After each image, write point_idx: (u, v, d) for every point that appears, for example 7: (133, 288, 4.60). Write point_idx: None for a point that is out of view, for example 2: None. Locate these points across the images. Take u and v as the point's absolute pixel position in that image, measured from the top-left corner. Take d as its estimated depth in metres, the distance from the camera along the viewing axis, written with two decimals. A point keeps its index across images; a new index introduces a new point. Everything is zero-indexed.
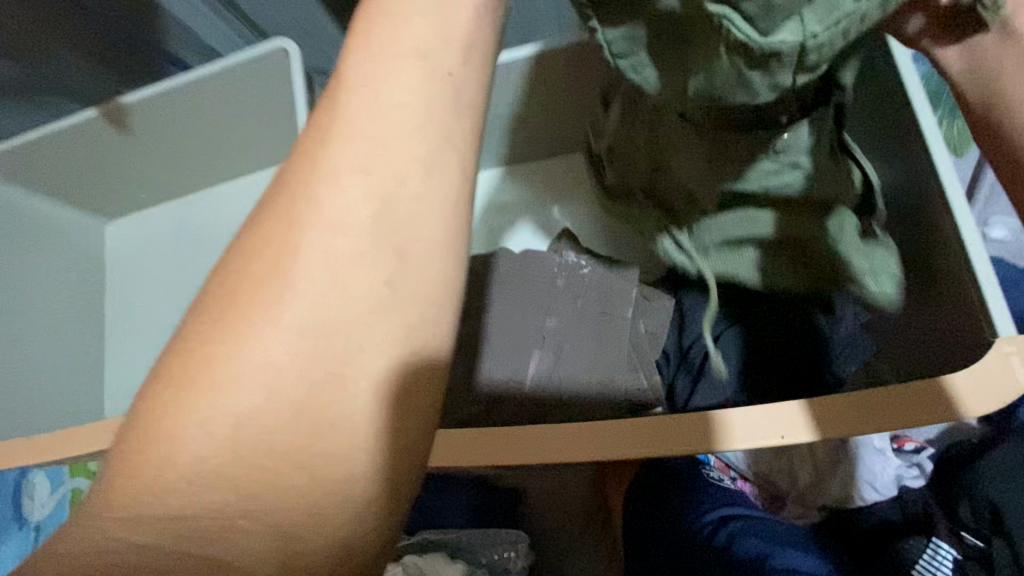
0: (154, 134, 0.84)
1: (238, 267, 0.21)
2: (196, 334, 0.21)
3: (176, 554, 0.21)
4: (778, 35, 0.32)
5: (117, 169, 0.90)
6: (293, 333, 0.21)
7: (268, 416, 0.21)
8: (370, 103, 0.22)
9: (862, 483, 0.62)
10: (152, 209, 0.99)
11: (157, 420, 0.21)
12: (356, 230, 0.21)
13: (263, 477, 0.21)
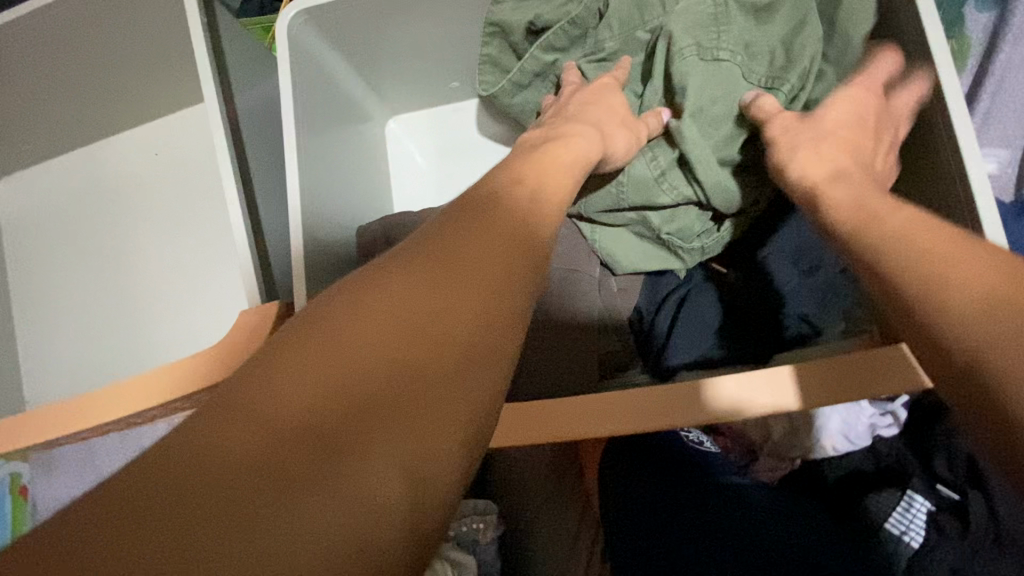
0: (19, 77, 0.68)
1: (417, 254, 0.32)
2: (384, 282, 0.30)
3: (319, 422, 0.25)
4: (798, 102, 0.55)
5: None
6: (453, 298, 0.30)
7: (427, 341, 0.28)
8: (505, 201, 0.37)
9: (837, 437, 0.60)
10: (42, 165, 0.84)
11: (348, 321, 0.28)
12: (476, 258, 0.32)
13: (400, 400, 0.26)
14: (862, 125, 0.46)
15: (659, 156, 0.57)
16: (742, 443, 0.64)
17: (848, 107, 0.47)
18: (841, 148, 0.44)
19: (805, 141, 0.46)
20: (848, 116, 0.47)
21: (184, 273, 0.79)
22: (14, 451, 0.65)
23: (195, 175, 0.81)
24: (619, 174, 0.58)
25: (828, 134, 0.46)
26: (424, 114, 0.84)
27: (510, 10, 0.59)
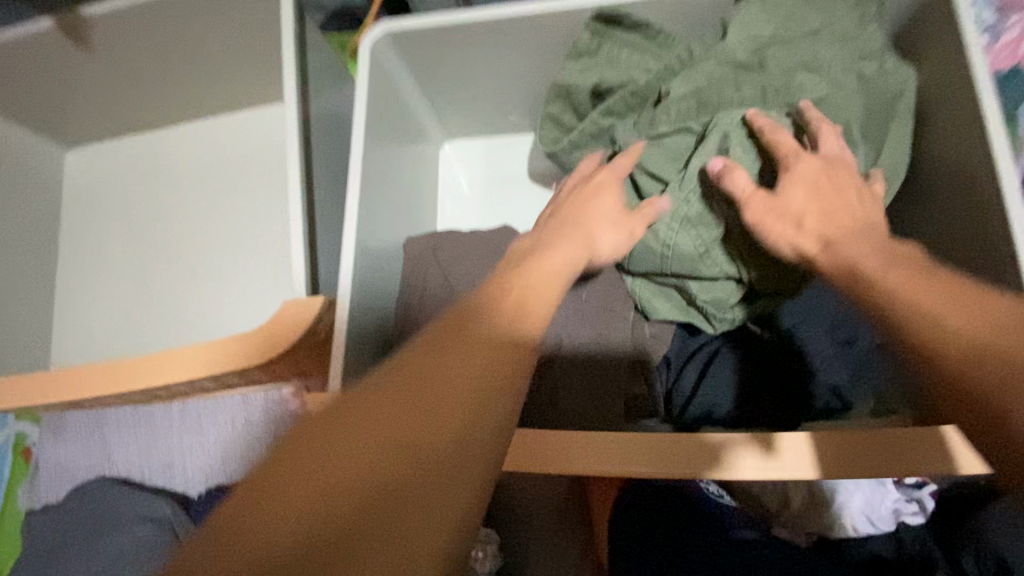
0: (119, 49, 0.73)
1: (421, 349, 0.33)
2: (385, 379, 0.32)
3: (321, 526, 0.26)
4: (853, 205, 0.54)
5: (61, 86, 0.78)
6: (450, 391, 0.31)
7: (421, 438, 0.30)
8: (507, 299, 0.38)
9: (854, 514, 0.59)
10: (114, 140, 0.90)
11: (353, 416, 0.30)
12: (472, 351, 0.33)
13: (388, 509, 0.27)
14: (826, 199, 0.47)
15: (705, 230, 0.54)
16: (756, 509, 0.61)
17: (807, 179, 0.48)
18: (815, 219, 0.46)
19: (780, 218, 0.48)
20: (808, 195, 0.47)
21: (222, 258, 0.81)
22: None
23: (254, 168, 0.84)
24: (665, 241, 0.54)
25: (793, 207, 0.47)
26: (480, 145, 0.86)
27: (576, 74, 0.63)
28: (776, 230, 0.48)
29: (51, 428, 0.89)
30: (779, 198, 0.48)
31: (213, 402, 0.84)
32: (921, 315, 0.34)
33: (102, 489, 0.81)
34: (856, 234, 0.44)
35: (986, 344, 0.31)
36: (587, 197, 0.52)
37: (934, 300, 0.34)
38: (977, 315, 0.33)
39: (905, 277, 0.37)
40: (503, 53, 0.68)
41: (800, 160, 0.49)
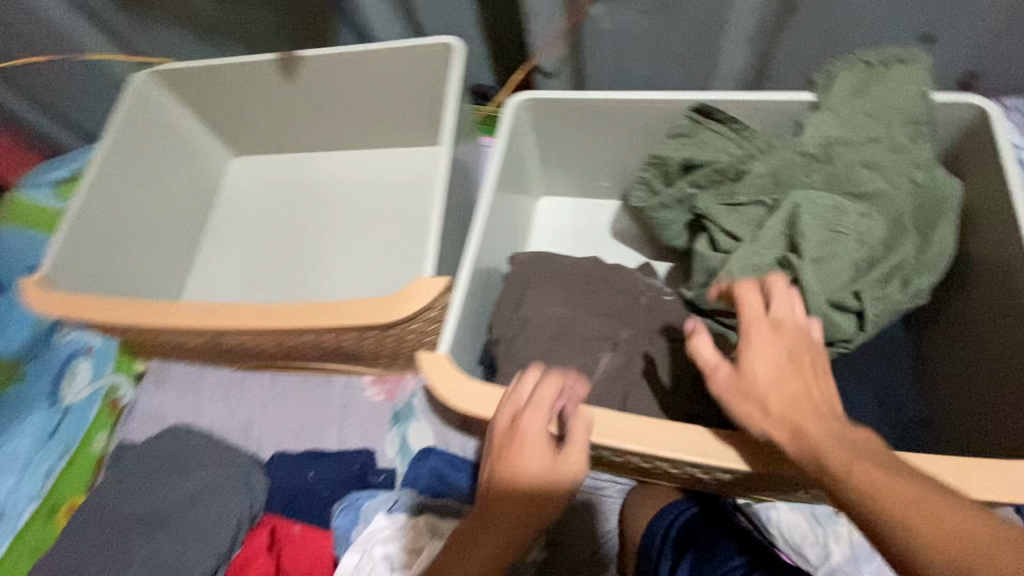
0: (311, 87, 0.96)
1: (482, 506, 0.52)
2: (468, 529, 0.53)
3: None
4: (901, 280, 0.64)
5: (257, 108, 1.02)
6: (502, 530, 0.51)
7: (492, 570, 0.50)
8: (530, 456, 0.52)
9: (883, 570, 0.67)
10: (276, 156, 1.11)
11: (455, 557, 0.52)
12: (517, 499, 0.51)
13: None
14: (787, 380, 0.50)
15: (771, 278, 0.64)
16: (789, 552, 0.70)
17: (768, 359, 0.52)
18: (780, 401, 0.50)
19: (748, 398, 0.51)
20: (770, 373, 0.51)
21: (350, 263, 0.99)
22: (138, 330, 0.77)
23: (384, 197, 1.03)
24: (735, 282, 0.64)
25: (759, 389, 0.51)
26: (571, 205, 1.00)
27: (670, 149, 0.76)
28: (745, 411, 0.51)
29: (156, 376, 1.01)
30: (745, 379, 0.52)
31: (300, 378, 0.95)
32: (892, 538, 0.38)
33: (185, 433, 0.88)
34: (818, 419, 0.47)
35: (931, 543, 0.36)
36: (537, 411, 0.54)
37: (899, 517, 0.38)
38: (928, 514, 0.37)
39: (868, 472, 0.41)
40: (614, 128, 0.83)
41: (760, 338, 0.53)
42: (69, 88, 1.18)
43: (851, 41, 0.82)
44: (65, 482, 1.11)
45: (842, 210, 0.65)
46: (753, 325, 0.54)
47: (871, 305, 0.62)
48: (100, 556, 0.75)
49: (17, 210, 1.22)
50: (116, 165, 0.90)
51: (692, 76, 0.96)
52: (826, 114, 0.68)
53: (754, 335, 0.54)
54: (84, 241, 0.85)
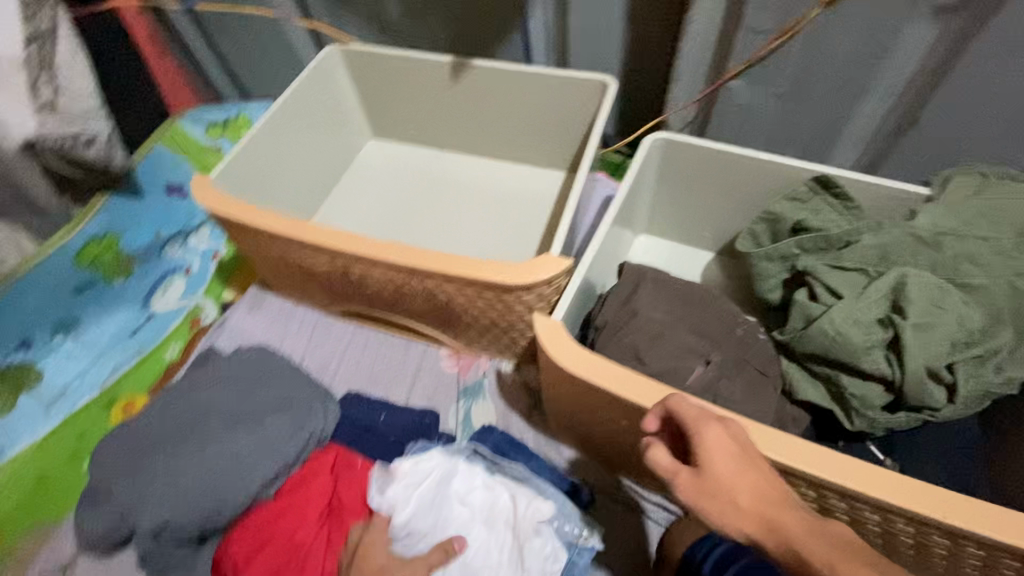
0: (470, 90, 1.08)
1: None
2: None
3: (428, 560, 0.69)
4: (992, 364, 0.68)
5: (413, 99, 1.14)
6: None
7: None
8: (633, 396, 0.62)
9: None
10: (411, 145, 1.24)
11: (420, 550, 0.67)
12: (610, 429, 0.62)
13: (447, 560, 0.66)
14: (746, 473, 0.49)
15: (873, 332, 0.68)
16: None
17: (723, 451, 0.50)
18: (748, 495, 0.48)
19: (714, 495, 0.48)
20: (728, 466, 0.50)
21: (457, 246, 1.08)
22: (273, 243, 0.86)
23: (499, 200, 1.13)
24: (838, 328, 0.69)
25: (722, 484, 0.48)
26: (664, 247, 1.08)
27: (784, 209, 0.84)
28: (716, 509, 0.48)
29: (251, 301, 1.08)
30: (708, 474, 0.49)
31: (382, 335, 1.01)
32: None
33: (273, 352, 0.91)
34: (787, 510, 0.46)
35: None
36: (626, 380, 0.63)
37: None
38: None
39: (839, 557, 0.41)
40: (732, 187, 0.93)
41: (709, 431, 0.52)
42: (251, 47, 1.35)
43: (961, 156, 0.90)
44: (129, 381, 1.14)
45: (947, 291, 0.70)
46: (698, 418, 0.53)
47: (962, 380, 0.66)
48: (179, 435, 0.80)
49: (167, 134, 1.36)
50: (284, 113, 1.02)
51: (805, 160, 1.05)
52: (939, 208, 0.76)
53: (702, 427, 0.52)
54: (246, 161, 0.96)
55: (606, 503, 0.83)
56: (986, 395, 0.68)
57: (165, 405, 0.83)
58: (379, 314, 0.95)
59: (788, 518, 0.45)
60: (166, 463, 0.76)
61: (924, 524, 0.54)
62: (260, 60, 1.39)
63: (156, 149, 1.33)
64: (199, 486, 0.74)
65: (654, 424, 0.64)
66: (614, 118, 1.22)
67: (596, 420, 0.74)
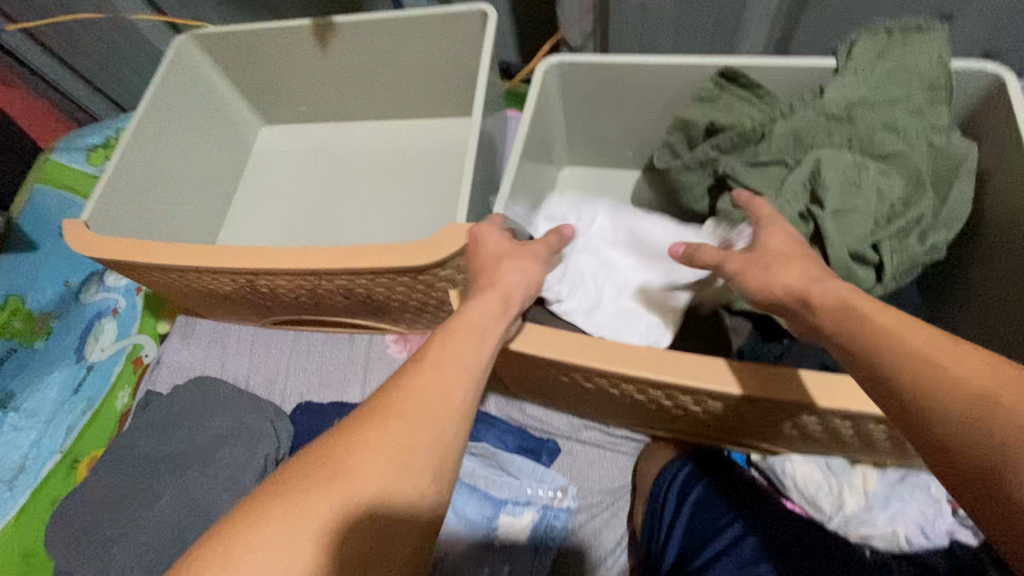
0: (347, 52, 0.98)
1: (328, 457, 0.41)
2: (353, 431, 0.43)
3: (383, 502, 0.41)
4: (915, 234, 0.66)
5: (293, 75, 1.04)
6: (365, 468, 0.41)
7: (380, 476, 0.41)
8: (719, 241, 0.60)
9: (903, 526, 0.65)
10: (306, 127, 1.14)
11: (350, 461, 0.41)
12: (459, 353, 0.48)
13: (369, 481, 0.41)
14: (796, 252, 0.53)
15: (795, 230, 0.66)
16: (773, 477, 0.72)
17: (782, 235, 0.55)
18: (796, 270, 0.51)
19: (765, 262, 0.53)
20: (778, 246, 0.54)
21: (378, 226, 1.02)
22: (171, 274, 0.80)
23: (410, 166, 1.06)
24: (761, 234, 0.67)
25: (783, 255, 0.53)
26: (590, 176, 1.03)
27: (695, 114, 0.79)
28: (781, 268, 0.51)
29: (182, 331, 1.03)
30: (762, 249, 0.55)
31: (323, 336, 0.98)
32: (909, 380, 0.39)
33: (211, 382, 0.88)
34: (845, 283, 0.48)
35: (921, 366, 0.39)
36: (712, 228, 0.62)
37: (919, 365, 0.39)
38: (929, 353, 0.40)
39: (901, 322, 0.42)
40: (638, 100, 0.88)
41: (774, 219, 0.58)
42: (103, 54, 1.20)
43: (868, 14, 0.85)
44: (85, 438, 1.10)
45: (863, 168, 0.67)
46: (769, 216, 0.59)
47: (887, 259, 0.65)
48: (133, 490, 0.78)
49: (46, 171, 1.25)
50: (152, 125, 0.92)
51: (715, 52, 0.98)
52: (848, 78, 0.71)
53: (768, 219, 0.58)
54: (121, 189, 0.87)
55: (575, 448, 0.83)
56: (914, 267, 0.67)
57: (112, 465, 0.81)
58: (310, 318, 0.91)
59: (831, 285, 0.48)
60: (124, 522, 0.75)
61: (860, 416, 0.54)
62: (119, 66, 1.24)
63: (39, 189, 1.23)
64: (161, 538, 0.73)
65: (585, 378, 0.62)
66: (513, 48, 1.13)
67: (539, 380, 0.73)
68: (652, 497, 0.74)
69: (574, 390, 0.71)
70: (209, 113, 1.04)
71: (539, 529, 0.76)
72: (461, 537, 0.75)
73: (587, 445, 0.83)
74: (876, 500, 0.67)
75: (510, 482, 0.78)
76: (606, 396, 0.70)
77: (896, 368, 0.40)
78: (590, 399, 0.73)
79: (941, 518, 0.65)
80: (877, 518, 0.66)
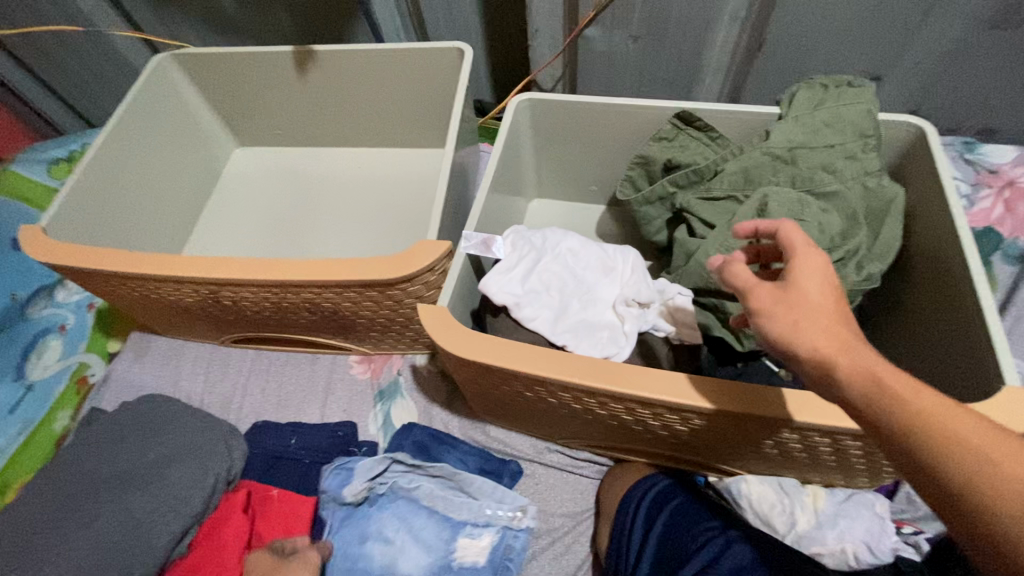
0: (326, 80, 1.02)
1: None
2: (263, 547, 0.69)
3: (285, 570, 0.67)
4: (854, 264, 0.72)
5: (271, 99, 1.07)
6: None
7: None
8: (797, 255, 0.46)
9: (852, 544, 0.67)
10: (281, 149, 1.15)
11: None
12: None
13: None
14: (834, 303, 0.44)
15: None
16: (729, 498, 0.73)
17: (817, 275, 0.45)
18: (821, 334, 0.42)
19: (794, 312, 0.43)
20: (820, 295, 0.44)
21: (348, 247, 1.03)
22: (131, 284, 0.78)
23: (384, 191, 1.09)
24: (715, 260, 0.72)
25: (814, 310, 0.43)
26: (558, 207, 1.07)
27: (654, 151, 0.84)
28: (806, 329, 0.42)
29: (135, 347, 0.99)
30: (793, 292, 0.44)
31: (285, 355, 0.96)
32: (966, 481, 0.35)
33: (163, 399, 0.84)
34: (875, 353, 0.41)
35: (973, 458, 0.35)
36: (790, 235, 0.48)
37: (981, 473, 0.35)
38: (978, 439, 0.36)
39: (945, 410, 0.37)
40: (604, 137, 0.93)
41: (814, 253, 0.46)
42: (78, 70, 1.21)
43: (808, 72, 0.94)
44: (16, 463, 1.02)
45: (805, 204, 0.73)
46: (807, 244, 0.47)
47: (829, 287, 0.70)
48: (68, 512, 0.73)
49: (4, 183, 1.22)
50: (123, 139, 0.92)
51: (674, 98, 1.06)
52: (790, 124, 0.78)
53: (804, 252, 0.46)
54: (84, 199, 0.86)
55: (538, 471, 0.83)
56: (853, 294, 0.72)
57: (48, 483, 0.76)
58: (272, 335, 0.90)
59: (861, 356, 0.41)
60: (54, 545, 0.70)
61: (808, 429, 0.57)
62: (92, 82, 1.24)
63: None
64: (93, 563, 0.68)
65: (549, 393, 0.64)
66: (488, 86, 1.19)
67: (504, 399, 0.73)
68: (616, 520, 0.73)
69: (538, 409, 0.72)
70: (183, 132, 1.05)
71: (498, 552, 0.76)
72: (418, 562, 0.74)
73: (550, 468, 0.83)
74: (825, 517, 0.69)
75: (469, 503, 0.78)
76: (569, 414, 0.71)
77: (945, 464, 0.36)
78: (553, 417, 0.74)
79: (885, 535, 0.68)
80: (827, 536, 0.68)
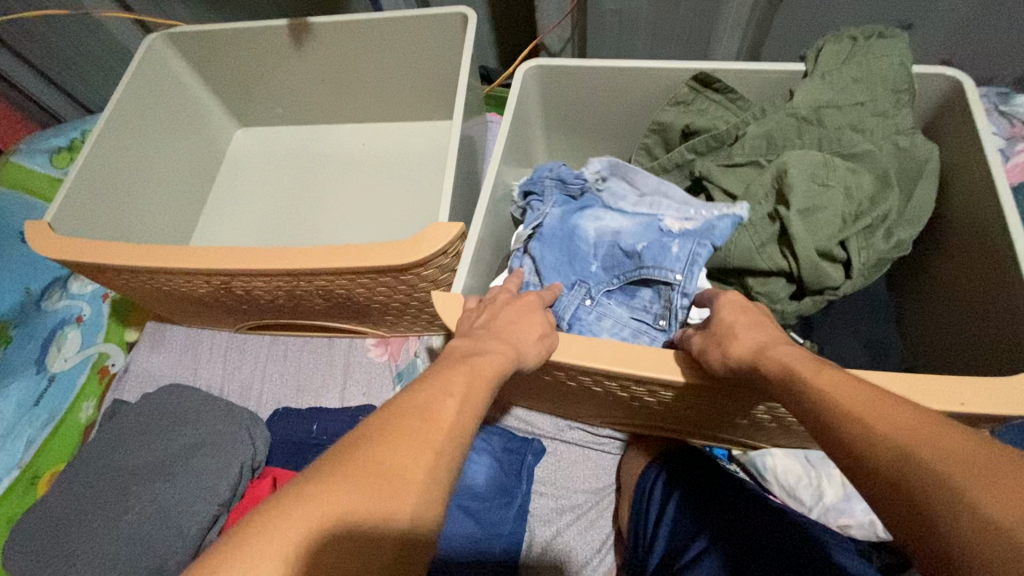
0: (324, 54, 0.97)
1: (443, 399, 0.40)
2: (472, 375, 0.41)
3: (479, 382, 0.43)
4: (883, 231, 0.69)
5: (270, 76, 1.03)
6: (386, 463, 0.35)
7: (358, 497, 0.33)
8: None
9: None
10: (283, 128, 1.12)
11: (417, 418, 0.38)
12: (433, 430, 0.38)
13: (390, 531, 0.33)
14: None
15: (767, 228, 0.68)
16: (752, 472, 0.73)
17: None
18: None
19: None
20: None
21: (355, 229, 1.01)
22: (141, 276, 0.77)
23: (390, 168, 1.06)
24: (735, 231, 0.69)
25: None
26: None
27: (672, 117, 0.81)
28: None
29: (152, 338, 0.99)
30: None
31: (302, 341, 0.95)
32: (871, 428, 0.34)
33: (183, 389, 0.85)
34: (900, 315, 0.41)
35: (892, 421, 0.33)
36: None
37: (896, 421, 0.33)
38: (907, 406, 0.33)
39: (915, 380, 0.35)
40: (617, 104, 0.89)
41: None
42: (70, 54, 1.17)
43: (833, 23, 0.89)
44: (48, 451, 1.05)
45: (829, 168, 0.69)
46: None
47: (857, 258, 0.67)
48: (102, 501, 0.75)
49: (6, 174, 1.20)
50: (122, 123, 0.90)
51: (690, 57, 1.00)
52: (818, 81, 0.73)
53: None
54: (88, 190, 0.85)
55: (560, 449, 0.84)
56: (881, 265, 0.70)
57: (78, 476, 0.78)
58: (288, 321, 0.89)
59: None
60: (91, 534, 0.72)
61: None
62: (87, 66, 1.20)
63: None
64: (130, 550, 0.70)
65: (569, 375, 0.63)
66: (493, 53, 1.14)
67: (524, 381, 0.73)
68: (637, 496, 0.74)
69: (559, 390, 0.72)
70: (182, 115, 1.02)
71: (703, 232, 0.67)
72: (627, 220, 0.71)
73: (571, 445, 0.84)
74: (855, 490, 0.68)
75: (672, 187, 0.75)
76: (589, 395, 0.70)
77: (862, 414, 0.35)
78: (574, 394, 0.72)
79: None
80: (855, 508, 0.68)
